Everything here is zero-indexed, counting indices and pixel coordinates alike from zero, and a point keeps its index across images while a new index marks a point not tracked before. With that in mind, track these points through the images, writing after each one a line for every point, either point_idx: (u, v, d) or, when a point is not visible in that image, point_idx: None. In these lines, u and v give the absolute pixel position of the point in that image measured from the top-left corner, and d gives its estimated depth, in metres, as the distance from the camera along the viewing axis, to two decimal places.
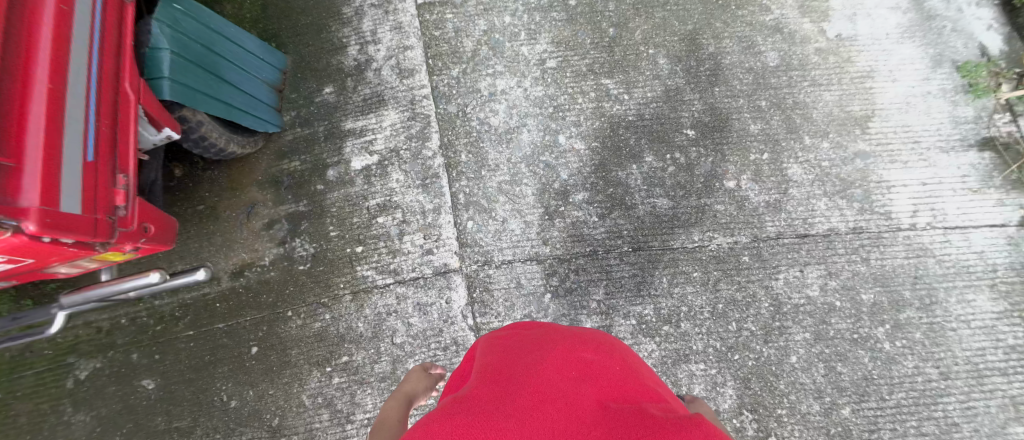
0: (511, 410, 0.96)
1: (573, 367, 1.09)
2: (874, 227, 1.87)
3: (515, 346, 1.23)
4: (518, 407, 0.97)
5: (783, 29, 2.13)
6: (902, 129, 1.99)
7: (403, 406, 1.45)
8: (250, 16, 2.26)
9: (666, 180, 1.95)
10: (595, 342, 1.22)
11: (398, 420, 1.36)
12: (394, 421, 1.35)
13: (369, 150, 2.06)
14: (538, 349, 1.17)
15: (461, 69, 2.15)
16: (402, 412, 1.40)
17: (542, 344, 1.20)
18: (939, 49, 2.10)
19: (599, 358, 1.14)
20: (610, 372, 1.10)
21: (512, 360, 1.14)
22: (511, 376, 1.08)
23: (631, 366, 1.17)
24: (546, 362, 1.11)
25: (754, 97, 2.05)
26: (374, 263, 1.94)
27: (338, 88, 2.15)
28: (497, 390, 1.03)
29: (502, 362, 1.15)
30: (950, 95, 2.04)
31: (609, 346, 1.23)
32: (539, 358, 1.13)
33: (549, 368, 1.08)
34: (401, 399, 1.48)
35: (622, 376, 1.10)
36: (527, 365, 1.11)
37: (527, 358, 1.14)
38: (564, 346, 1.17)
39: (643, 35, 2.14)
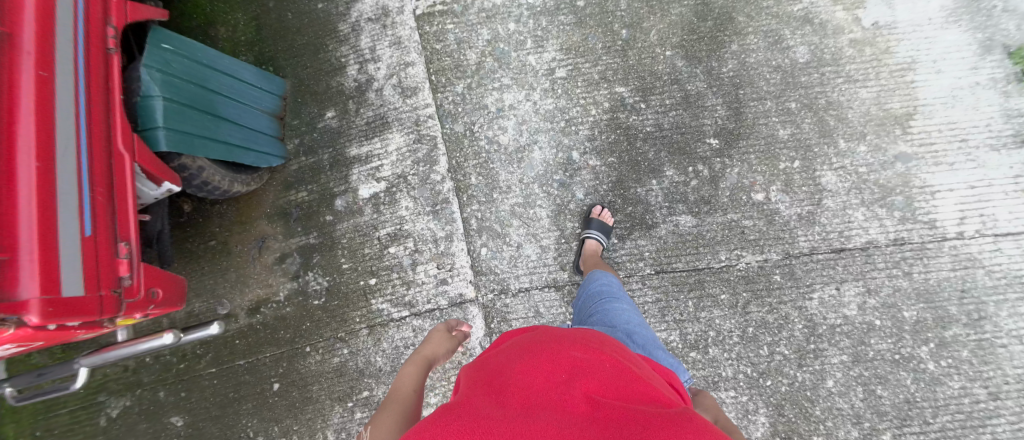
0: (501, 422, 0.84)
1: (563, 369, 0.96)
2: (917, 238, 1.77)
3: (501, 351, 1.09)
4: (507, 421, 0.84)
5: (813, 20, 1.95)
6: (947, 127, 1.84)
7: (418, 377, 1.32)
8: (244, 39, 2.24)
9: (689, 195, 1.84)
10: (587, 337, 1.08)
11: (416, 385, 1.28)
12: (410, 395, 1.22)
13: (376, 177, 1.98)
14: (526, 351, 1.03)
15: (466, 84, 2.03)
16: (417, 382, 1.28)
17: (530, 345, 1.06)
18: (988, 34, 1.92)
19: (591, 355, 1.01)
20: (605, 369, 0.97)
21: (500, 367, 1.01)
22: (497, 389, 0.95)
23: (626, 360, 1.04)
24: (535, 366, 0.97)
25: (783, 98, 1.89)
26: (388, 296, 1.89)
27: (340, 111, 2.07)
28: (481, 405, 0.90)
29: (488, 369, 1.02)
30: (1001, 85, 1.88)
31: (603, 342, 1.10)
32: (526, 362, 0.99)
33: (537, 374, 0.96)
34: (419, 363, 1.40)
35: (618, 373, 0.97)
36: (513, 372, 0.98)
37: (515, 362, 1.00)
38: (554, 344, 1.04)
39: (659, 35, 1.98)
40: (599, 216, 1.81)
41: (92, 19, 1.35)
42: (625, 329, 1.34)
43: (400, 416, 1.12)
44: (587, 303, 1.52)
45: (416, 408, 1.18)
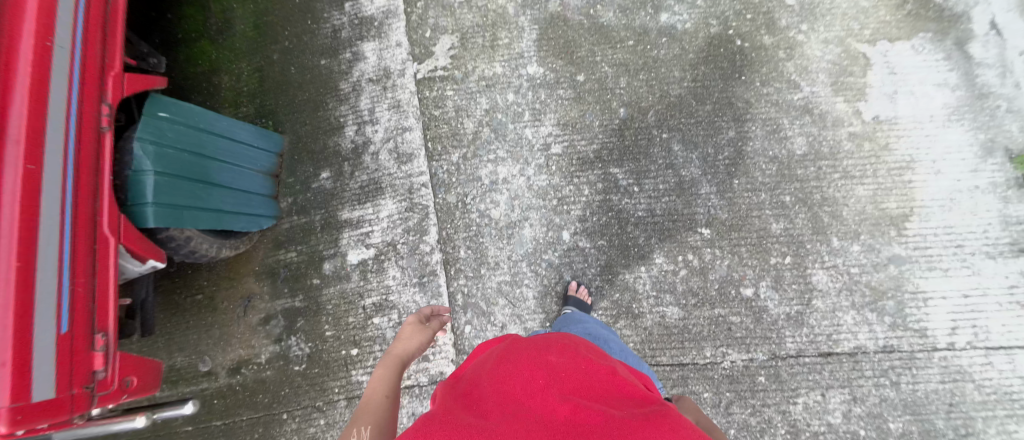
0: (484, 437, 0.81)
1: (541, 377, 0.94)
2: (907, 347, 1.75)
3: (474, 367, 1.05)
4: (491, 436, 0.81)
5: (813, 110, 1.93)
6: (944, 231, 1.83)
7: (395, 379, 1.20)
8: (246, 90, 2.27)
9: (677, 285, 1.83)
10: (562, 341, 1.08)
11: (388, 392, 1.14)
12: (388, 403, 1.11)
13: (366, 243, 1.97)
14: (499, 363, 1.00)
15: (461, 154, 2.03)
16: (391, 387, 1.16)
17: (503, 355, 1.04)
18: (991, 135, 1.89)
19: (566, 358, 1.00)
20: (582, 372, 0.97)
21: (474, 382, 0.98)
22: (474, 403, 0.92)
23: (602, 362, 1.04)
24: (512, 377, 0.95)
25: (778, 191, 1.87)
26: (370, 368, 1.89)
27: (335, 173, 2.06)
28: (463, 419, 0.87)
29: (466, 383, 0.99)
30: (1001, 190, 1.85)
31: (577, 343, 1.10)
32: (502, 374, 0.97)
33: (513, 382, 0.94)
34: (392, 363, 1.26)
35: (594, 375, 0.97)
36: (490, 384, 0.95)
37: (489, 377, 0.97)
38: (530, 351, 1.02)
39: (658, 116, 1.97)
40: (577, 291, 1.82)
41: (86, 102, 1.33)
42: (604, 335, 1.46)
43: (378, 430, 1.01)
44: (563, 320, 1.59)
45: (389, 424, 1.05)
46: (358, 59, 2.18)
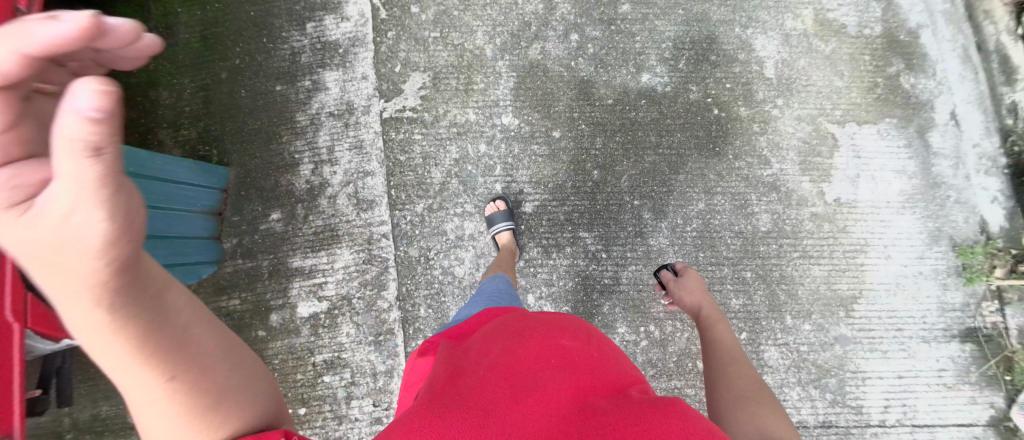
0: (493, 405, 0.89)
1: (550, 355, 1.03)
2: (844, 422, 1.84)
3: (485, 337, 1.16)
4: (496, 397, 0.91)
5: (780, 188, 1.96)
6: (887, 314, 1.91)
7: (145, 283, 0.59)
8: (190, 110, 2.06)
9: (637, 355, 1.84)
10: (570, 328, 1.16)
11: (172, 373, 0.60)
12: (204, 337, 0.64)
13: (318, 295, 1.87)
14: (510, 339, 1.09)
15: (426, 204, 1.93)
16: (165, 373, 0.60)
17: (515, 331, 1.14)
18: (939, 223, 1.98)
19: (576, 345, 1.09)
20: (589, 359, 1.04)
21: (489, 347, 1.08)
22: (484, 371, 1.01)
23: (608, 352, 1.12)
24: (523, 350, 1.04)
25: (740, 266, 1.89)
26: (317, 429, 1.79)
27: (287, 215, 1.93)
28: (473, 385, 0.96)
29: (479, 355, 1.09)
30: (942, 277, 1.94)
31: (587, 333, 1.18)
32: (513, 346, 1.06)
33: (524, 357, 1.02)
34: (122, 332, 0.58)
35: (601, 364, 1.04)
36: (501, 353, 1.04)
37: (500, 347, 1.07)
38: (542, 334, 1.11)
39: (630, 181, 1.94)
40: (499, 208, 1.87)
41: None
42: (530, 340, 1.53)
43: (239, 409, 0.65)
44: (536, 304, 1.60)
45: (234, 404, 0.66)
46: (318, 89, 2.03)
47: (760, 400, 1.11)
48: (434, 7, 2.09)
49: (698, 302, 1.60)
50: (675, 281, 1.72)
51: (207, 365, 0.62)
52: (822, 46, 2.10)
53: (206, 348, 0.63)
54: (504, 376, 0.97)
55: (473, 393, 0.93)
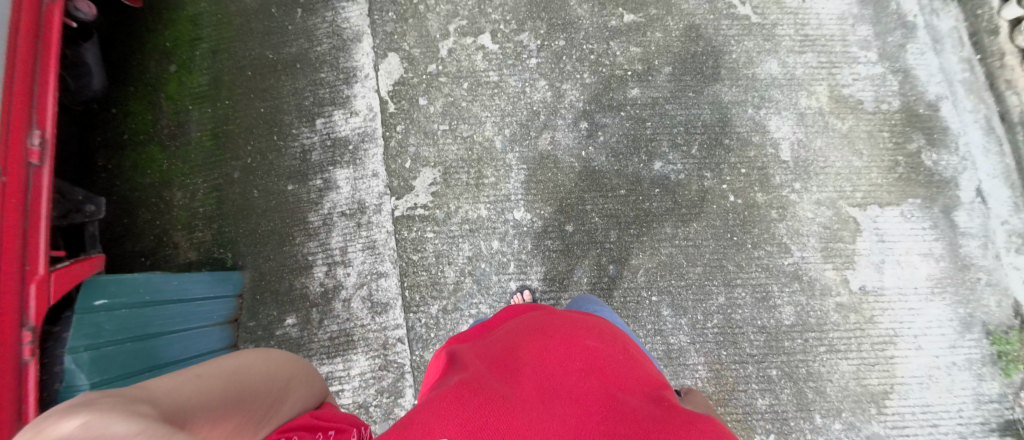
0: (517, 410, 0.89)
1: (577, 355, 1.03)
2: None
3: (510, 330, 1.16)
4: (527, 397, 0.93)
5: (802, 277, 1.91)
6: (921, 409, 1.84)
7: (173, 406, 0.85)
8: (203, 211, 2.07)
9: None
10: (593, 327, 1.16)
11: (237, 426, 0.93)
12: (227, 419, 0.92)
13: (335, 402, 1.86)
14: (534, 335, 1.10)
15: (441, 305, 1.92)
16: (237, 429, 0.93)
17: (541, 327, 1.13)
18: (970, 308, 1.92)
19: (602, 345, 1.09)
20: (614, 362, 1.04)
21: (512, 346, 1.08)
22: (505, 372, 1.01)
23: (632, 353, 1.12)
24: (550, 349, 1.05)
25: (764, 363, 1.85)
26: None
27: (302, 319, 1.93)
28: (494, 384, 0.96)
29: (501, 351, 1.08)
30: (976, 366, 1.87)
31: (612, 331, 1.18)
32: (540, 343, 1.07)
33: (546, 361, 1.02)
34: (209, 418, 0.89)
35: (626, 366, 1.05)
36: (528, 350, 1.05)
37: (527, 344, 1.07)
38: (566, 332, 1.10)
39: (647, 276, 1.91)
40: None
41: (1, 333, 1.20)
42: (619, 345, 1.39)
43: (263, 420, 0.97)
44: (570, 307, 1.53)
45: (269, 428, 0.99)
46: (329, 187, 2.02)
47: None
48: (441, 99, 2.09)
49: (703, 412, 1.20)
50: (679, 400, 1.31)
51: (222, 407, 0.91)
52: (839, 124, 2.06)
53: (213, 400, 0.91)
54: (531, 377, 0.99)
55: (499, 388, 0.94)
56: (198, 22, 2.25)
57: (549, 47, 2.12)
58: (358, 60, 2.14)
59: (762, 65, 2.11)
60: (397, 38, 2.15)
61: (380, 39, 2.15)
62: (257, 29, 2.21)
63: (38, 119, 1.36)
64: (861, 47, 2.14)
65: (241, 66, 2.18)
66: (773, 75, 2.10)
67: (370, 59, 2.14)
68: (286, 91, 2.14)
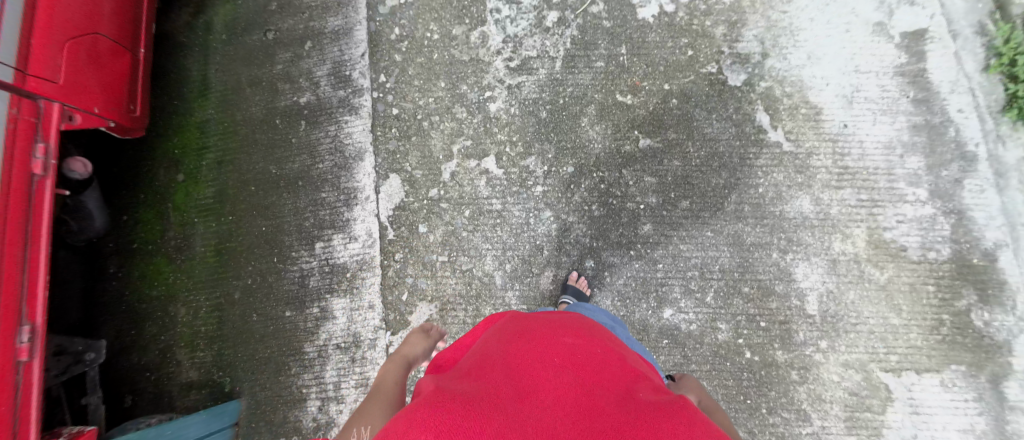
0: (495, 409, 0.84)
1: (553, 356, 1.00)
2: None
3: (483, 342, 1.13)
4: (501, 396, 0.88)
5: None
6: None
7: None
8: (204, 329, 2.08)
9: None
10: (572, 328, 1.15)
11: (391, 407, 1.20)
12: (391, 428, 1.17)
13: None
14: (513, 342, 1.07)
15: None
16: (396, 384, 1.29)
17: (515, 338, 1.09)
18: None
19: (578, 345, 1.07)
20: (592, 357, 1.02)
21: (491, 354, 1.04)
22: (484, 375, 0.96)
23: (610, 350, 1.11)
24: (526, 351, 1.02)
25: None
26: None
27: None
28: (470, 388, 0.91)
29: (479, 361, 1.03)
30: None
31: (594, 334, 1.17)
32: (515, 349, 1.03)
33: (525, 360, 0.99)
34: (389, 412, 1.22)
35: (607, 363, 1.03)
36: (502, 354, 1.02)
37: (501, 351, 1.04)
38: (546, 334, 1.09)
39: None
40: (576, 282, 1.89)
41: None
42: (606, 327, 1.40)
43: None
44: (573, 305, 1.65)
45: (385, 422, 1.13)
46: (325, 317, 1.99)
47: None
48: (442, 227, 2.01)
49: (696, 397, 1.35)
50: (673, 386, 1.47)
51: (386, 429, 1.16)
52: (877, 273, 1.89)
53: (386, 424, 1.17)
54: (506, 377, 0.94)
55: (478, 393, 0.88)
56: (207, 129, 2.26)
57: (557, 173, 2.00)
58: (359, 180, 2.08)
59: (792, 202, 1.92)
60: (399, 157, 2.08)
61: (383, 158, 2.09)
62: (260, 140, 2.19)
63: (27, 312, 1.38)
64: (910, 182, 1.92)
65: (245, 179, 2.17)
66: (804, 214, 1.92)
67: (371, 179, 2.07)
68: (287, 209, 2.10)
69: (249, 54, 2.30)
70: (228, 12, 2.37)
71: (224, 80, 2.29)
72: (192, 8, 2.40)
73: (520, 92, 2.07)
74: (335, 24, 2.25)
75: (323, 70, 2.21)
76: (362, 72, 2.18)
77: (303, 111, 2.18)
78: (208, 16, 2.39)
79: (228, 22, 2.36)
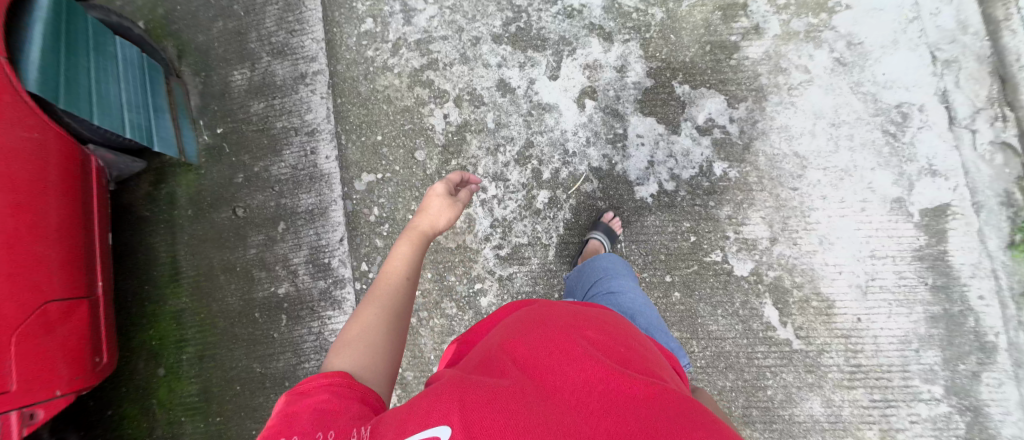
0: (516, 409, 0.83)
1: (574, 342, 1.00)
2: None
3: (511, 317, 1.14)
4: (522, 391, 0.88)
5: None
6: None
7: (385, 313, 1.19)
8: None
9: None
10: (593, 317, 1.13)
11: (381, 322, 1.16)
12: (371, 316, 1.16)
13: None
14: (534, 324, 1.06)
15: None
16: (413, 261, 1.32)
17: (542, 318, 1.09)
18: None
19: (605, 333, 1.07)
20: (614, 351, 1.01)
21: (512, 336, 1.04)
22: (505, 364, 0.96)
23: (631, 341, 1.09)
24: (554, 331, 1.03)
25: None
26: None
27: None
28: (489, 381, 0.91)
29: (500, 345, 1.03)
30: None
31: (615, 324, 1.14)
32: (534, 334, 1.03)
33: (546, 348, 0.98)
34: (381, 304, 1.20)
35: (631, 355, 1.02)
36: (524, 332, 1.04)
37: (524, 334, 1.04)
38: (567, 321, 1.08)
39: None
40: None
41: None
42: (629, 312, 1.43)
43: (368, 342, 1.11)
44: (589, 269, 1.67)
45: (371, 347, 1.10)
46: None
47: None
48: None
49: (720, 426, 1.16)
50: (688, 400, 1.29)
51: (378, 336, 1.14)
52: None
53: (377, 327, 1.14)
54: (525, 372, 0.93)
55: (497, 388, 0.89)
56: (181, 319, 2.10)
57: None
58: None
59: (802, 404, 1.82)
60: None
61: None
62: (240, 334, 2.06)
63: None
64: (924, 377, 1.81)
65: (229, 378, 2.05)
66: (815, 417, 1.82)
67: None
68: None
69: (219, 235, 2.12)
70: (192, 182, 2.18)
71: (195, 265, 2.12)
72: (153, 177, 2.20)
73: (512, 285, 1.94)
74: (309, 201, 2.07)
75: (300, 255, 2.04)
76: (342, 259, 2.02)
77: (283, 303, 2.03)
78: (171, 186, 2.19)
79: (193, 194, 2.17)
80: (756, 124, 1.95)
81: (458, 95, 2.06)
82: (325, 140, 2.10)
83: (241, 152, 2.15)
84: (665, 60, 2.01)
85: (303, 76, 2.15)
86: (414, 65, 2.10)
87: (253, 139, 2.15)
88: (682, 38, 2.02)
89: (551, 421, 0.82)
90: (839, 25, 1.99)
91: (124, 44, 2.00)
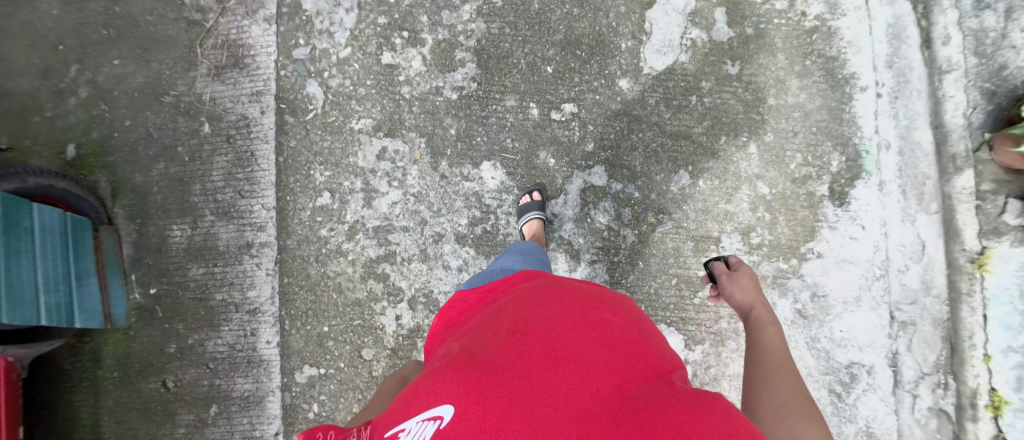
0: (525, 380, 0.82)
1: (588, 324, 0.98)
2: None
3: (521, 297, 1.11)
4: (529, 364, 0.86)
5: None
6: None
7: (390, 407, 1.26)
8: None
9: None
10: (605, 298, 1.12)
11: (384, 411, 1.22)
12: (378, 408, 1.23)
13: None
14: (551, 301, 1.06)
15: None
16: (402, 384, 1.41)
17: (557, 298, 1.08)
18: None
19: (616, 322, 1.03)
20: (628, 335, 0.99)
21: (526, 310, 1.03)
22: (520, 335, 0.95)
23: (641, 327, 1.07)
24: (560, 317, 0.99)
25: None
26: None
27: None
28: (499, 354, 0.90)
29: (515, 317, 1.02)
30: None
31: (626, 307, 1.13)
32: (549, 311, 1.02)
33: (560, 325, 0.97)
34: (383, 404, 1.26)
35: (644, 340, 1.00)
36: (541, 309, 1.03)
37: (540, 310, 1.03)
38: (582, 302, 1.07)
39: None
40: None
41: None
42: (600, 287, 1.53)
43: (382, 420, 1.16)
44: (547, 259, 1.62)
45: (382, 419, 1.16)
46: None
47: (803, 416, 0.95)
48: None
49: (751, 299, 1.43)
50: (728, 275, 1.57)
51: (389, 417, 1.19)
52: None
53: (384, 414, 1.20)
54: (538, 341, 0.92)
55: (506, 360, 0.88)
56: None
57: None
58: None
59: None
60: None
61: None
62: None
63: None
64: None
65: None
66: None
67: None
68: None
69: (145, 406, 2.01)
70: (120, 342, 2.02)
71: (117, 434, 2.01)
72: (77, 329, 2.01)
73: None
74: (244, 386, 1.99)
75: None
76: None
77: None
78: (96, 342, 2.01)
79: (120, 356, 2.02)
80: (710, 369, 1.94)
81: (413, 295, 1.96)
82: (266, 323, 1.98)
83: (175, 319, 2.02)
84: (629, 288, 1.95)
85: (249, 245, 2.01)
86: (370, 254, 1.98)
87: (188, 306, 2.02)
88: (649, 265, 1.96)
89: (560, 393, 0.80)
90: (806, 274, 1.97)
91: (42, 210, 1.77)
